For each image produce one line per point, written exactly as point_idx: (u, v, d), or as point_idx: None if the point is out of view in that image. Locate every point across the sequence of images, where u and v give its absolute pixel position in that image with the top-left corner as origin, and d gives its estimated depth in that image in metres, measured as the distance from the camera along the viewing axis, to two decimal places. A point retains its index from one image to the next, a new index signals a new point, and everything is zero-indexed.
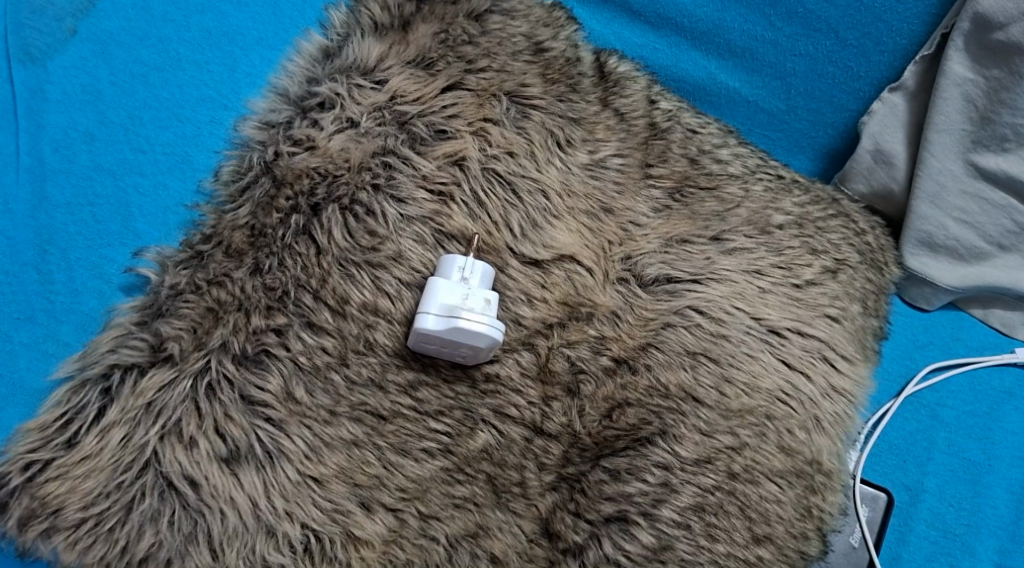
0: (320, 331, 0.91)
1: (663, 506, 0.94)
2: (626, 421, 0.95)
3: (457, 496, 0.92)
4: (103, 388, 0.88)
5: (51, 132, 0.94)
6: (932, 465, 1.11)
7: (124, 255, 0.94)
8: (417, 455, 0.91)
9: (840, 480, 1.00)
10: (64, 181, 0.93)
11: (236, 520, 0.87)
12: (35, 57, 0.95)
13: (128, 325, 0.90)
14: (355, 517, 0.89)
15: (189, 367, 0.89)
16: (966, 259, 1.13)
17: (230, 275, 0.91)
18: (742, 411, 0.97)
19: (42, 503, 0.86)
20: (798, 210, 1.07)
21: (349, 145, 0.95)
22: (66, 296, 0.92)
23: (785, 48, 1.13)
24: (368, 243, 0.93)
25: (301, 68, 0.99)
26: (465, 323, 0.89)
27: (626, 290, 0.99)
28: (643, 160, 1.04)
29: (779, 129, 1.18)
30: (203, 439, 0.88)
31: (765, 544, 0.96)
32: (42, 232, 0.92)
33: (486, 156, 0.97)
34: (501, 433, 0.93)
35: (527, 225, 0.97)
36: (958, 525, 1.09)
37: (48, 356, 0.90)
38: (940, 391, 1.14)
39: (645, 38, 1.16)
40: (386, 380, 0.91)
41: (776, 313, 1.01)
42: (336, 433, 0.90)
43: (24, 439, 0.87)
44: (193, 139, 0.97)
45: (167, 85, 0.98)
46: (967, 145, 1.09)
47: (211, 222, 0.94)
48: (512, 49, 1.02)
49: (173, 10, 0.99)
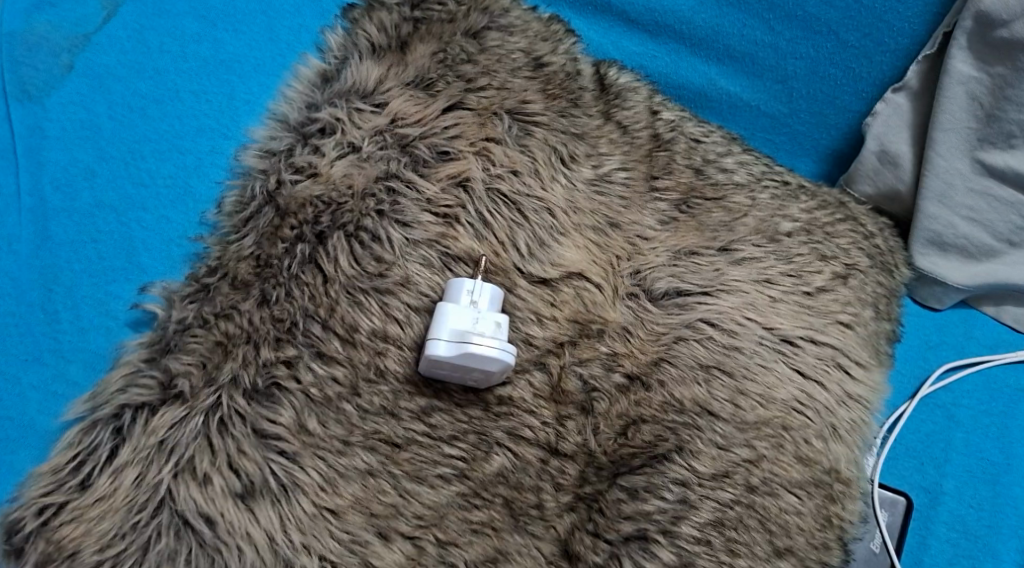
0: (330, 360, 0.90)
1: (682, 523, 0.93)
2: (642, 438, 0.95)
3: (474, 521, 0.90)
4: (114, 427, 0.87)
5: (51, 170, 0.94)
6: (950, 467, 1.10)
7: (129, 291, 0.93)
8: (432, 482, 0.90)
9: (858, 488, 1.00)
10: (66, 219, 0.93)
11: (253, 555, 0.86)
12: (32, 95, 0.96)
13: (137, 362, 0.89)
14: (372, 547, 0.87)
15: (200, 403, 0.87)
16: (975, 257, 1.13)
17: (238, 307, 0.90)
18: (759, 423, 0.96)
19: (58, 547, 0.84)
20: (805, 216, 1.06)
21: (352, 171, 0.95)
22: (73, 335, 0.91)
23: (786, 52, 1.12)
24: (375, 269, 0.92)
25: (300, 94, 0.99)
26: (476, 347, 0.88)
27: (636, 305, 0.98)
28: (648, 172, 1.04)
29: (782, 133, 1.17)
30: (216, 475, 0.86)
31: (787, 556, 0.95)
32: (46, 270, 0.92)
33: (490, 176, 0.97)
34: (516, 455, 0.92)
35: (534, 244, 0.96)
36: (979, 526, 1.08)
37: (58, 396, 0.89)
38: (955, 391, 1.14)
39: (643, 47, 1.15)
40: (399, 408, 0.90)
41: (789, 322, 1.00)
42: (350, 463, 0.88)
43: (37, 482, 0.86)
44: (194, 170, 0.97)
45: (166, 117, 0.98)
46: (973, 143, 1.09)
47: (216, 254, 0.93)
48: (511, 65, 1.02)
49: (169, 42, 1.00)
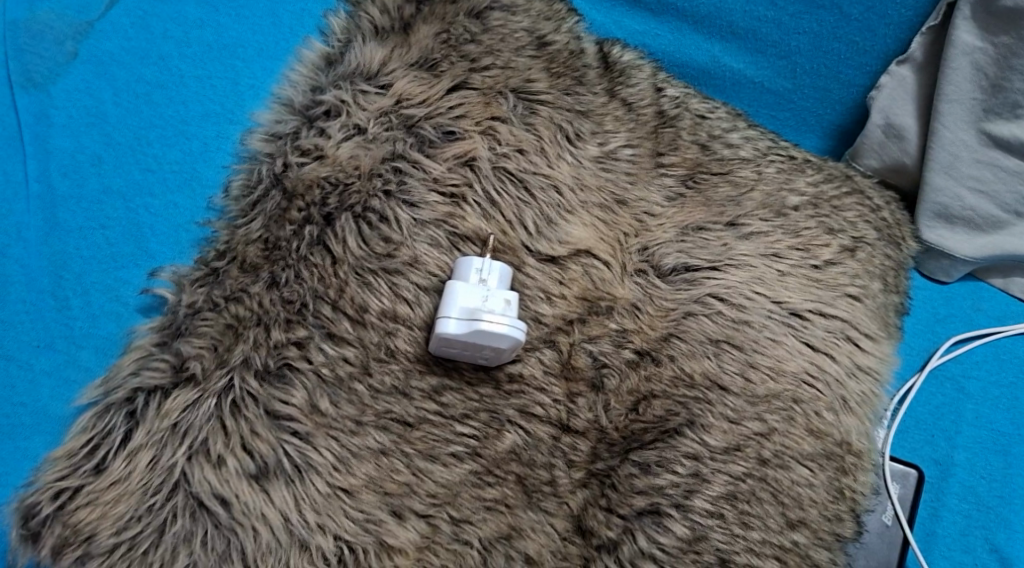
0: (341, 341, 0.90)
1: (695, 497, 0.93)
2: (653, 414, 0.95)
3: (488, 498, 0.90)
4: (127, 411, 0.87)
5: (59, 157, 0.94)
6: (960, 438, 1.10)
7: (139, 276, 0.93)
8: (445, 460, 0.90)
9: (870, 460, 1.00)
10: (75, 206, 0.93)
11: (269, 536, 0.86)
12: (37, 82, 0.96)
13: (149, 346, 0.89)
14: (387, 525, 0.88)
15: (212, 386, 0.88)
16: (983, 229, 1.12)
17: (247, 290, 0.90)
18: (769, 396, 0.96)
19: (75, 530, 0.84)
20: (812, 190, 1.06)
21: (358, 152, 0.95)
22: (84, 320, 0.91)
23: (789, 27, 1.12)
24: (383, 250, 0.92)
25: (304, 77, 0.99)
26: (487, 325, 0.88)
27: (644, 281, 0.99)
28: (654, 149, 1.04)
29: (786, 109, 1.17)
30: (230, 457, 0.86)
31: (800, 528, 0.95)
32: (56, 257, 0.92)
33: (496, 155, 0.97)
34: (528, 432, 0.92)
35: (541, 222, 0.96)
36: (991, 497, 1.08)
37: (70, 382, 0.90)
38: (965, 363, 1.14)
39: (646, 25, 1.15)
40: (410, 387, 0.91)
41: (797, 295, 1.00)
42: (363, 442, 0.89)
43: (53, 467, 0.86)
44: (201, 155, 0.97)
45: (171, 103, 0.98)
46: (978, 114, 1.09)
47: (225, 238, 0.93)
48: (515, 44, 1.02)
49: (173, 28, 1.00)
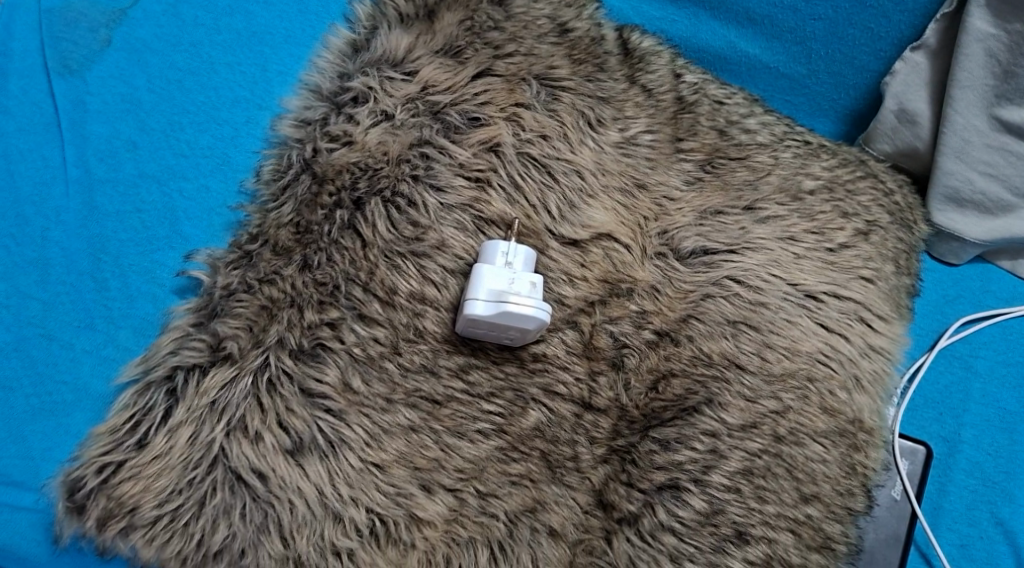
0: (371, 322, 0.93)
1: (713, 472, 0.96)
2: (672, 392, 0.98)
3: (513, 473, 0.94)
4: (167, 389, 0.91)
5: (95, 143, 0.97)
6: (968, 416, 1.14)
7: (174, 259, 0.96)
8: (472, 436, 0.93)
9: (881, 437, 1.03)
10: (111, 190, 0.96)
11: (304, 509, 0.89)
12: (74, 69, 0.99)
13: (186, 327, 0.92)
14: (416, 499, 0.91)
15: (248, 364, 0.91)
16: (993, 212, 1.15)
17: (280, 272, 0.93)
18: (785, 375, 0.99)
19: (119, 503, 0.88)
20: (827, 174, 1.09)
21: (386, 138, 0.97)
22: (122, 302, 0.94)
23: (805, 14, 1.14)
24: (411, 233, 0.95)
25: (331, 64, 1.01)
26: (513, 307, 0.91)
27: (663, 264, 1.02)
28: (673, 135, 1.07)
29: (801, 94, 1.19)
30: (267, 433, 0.90)
31: (813, 502, 0.98)
32: (94, 240, 0.95)
33: (520, 141, 0.99)
34: (551, 410, 0.96)
35: (564, 206, 0.99)
36: (996, 473, 1.11)
37: (110, 360, 0.93)
38: (973, 343, 1.17)
39: (664, 11, 1.18)
40: (438, 366, 0.94)
41: (812, 277, 1.03)
42: (393, 419, 0.92)
43: (96, 443, 0.90)
44: (232, 140, 1.00)
45: (203, 89, 1.01)
46: (990, 100, 1.10)
47: (257, 221, 0.96)
48: (537, 31, 1.05)
49: (203, 15, 1.02)
